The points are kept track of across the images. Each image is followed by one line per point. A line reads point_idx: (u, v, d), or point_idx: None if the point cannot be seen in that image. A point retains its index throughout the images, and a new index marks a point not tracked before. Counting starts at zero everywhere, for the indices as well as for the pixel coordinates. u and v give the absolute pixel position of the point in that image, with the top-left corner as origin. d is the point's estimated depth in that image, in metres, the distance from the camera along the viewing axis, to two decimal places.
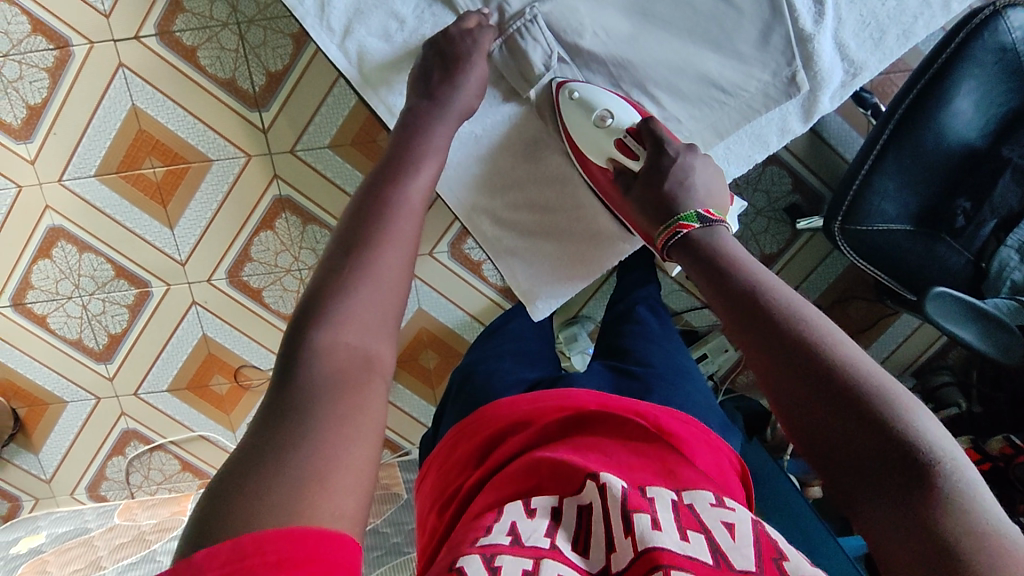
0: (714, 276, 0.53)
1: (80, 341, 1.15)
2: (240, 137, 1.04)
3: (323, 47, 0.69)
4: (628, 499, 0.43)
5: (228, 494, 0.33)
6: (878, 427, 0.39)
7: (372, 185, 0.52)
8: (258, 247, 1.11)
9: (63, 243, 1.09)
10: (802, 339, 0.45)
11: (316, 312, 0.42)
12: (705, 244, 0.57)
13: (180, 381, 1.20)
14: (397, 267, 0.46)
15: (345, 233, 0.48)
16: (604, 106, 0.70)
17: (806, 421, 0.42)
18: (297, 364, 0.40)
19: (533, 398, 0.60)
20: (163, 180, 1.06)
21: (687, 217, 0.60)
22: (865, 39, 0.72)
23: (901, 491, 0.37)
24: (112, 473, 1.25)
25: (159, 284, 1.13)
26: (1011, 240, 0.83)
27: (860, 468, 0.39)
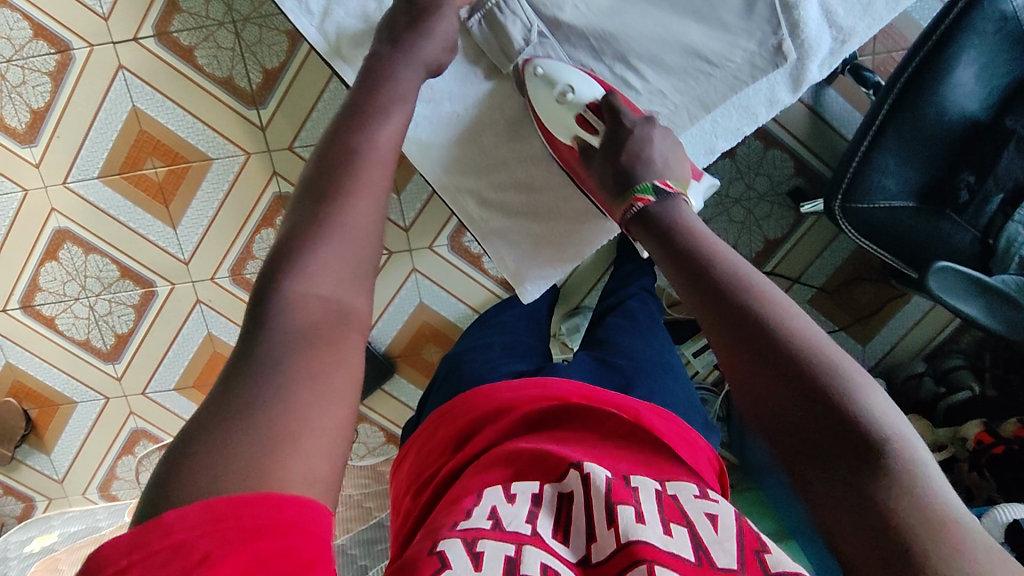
0: (670, 248, 0.53)
1: (88, 342, 1.17)
2: (239, 135, 1.05)
3: (302, 29, 0.70)
4: (612, 492, 0.42)
5: (187, 454, 0.33)
6: (826, 400, 0.38)
7: (332, 140, 0.51)
8: (260, 244, 1.12)
9: (68, 245, 1.10)
10: (754, 311, 0.44)
11: (286, 261, 0.42)
12: (663, 219, 0.56)
13: (186, 379, 1.21)
14: (368, 218, 0.46)
15: (312, 182, 0.47)
16: (565, 80, 0.69)
17: (755, 393, 0.41)
18: (268, 318, 0.40)
19: (516, 385, 0.59)
20: (164, 180, 1.07)
21: (643, 190, 0.60)
22: (853, 5, 0.70)
23: (848, 467, 0.36)
24: (122, 473, 1.27)
25: (163, 283, 1.14)
26: (1018, 215, 0.79)
27: (806, 443, 0.38)
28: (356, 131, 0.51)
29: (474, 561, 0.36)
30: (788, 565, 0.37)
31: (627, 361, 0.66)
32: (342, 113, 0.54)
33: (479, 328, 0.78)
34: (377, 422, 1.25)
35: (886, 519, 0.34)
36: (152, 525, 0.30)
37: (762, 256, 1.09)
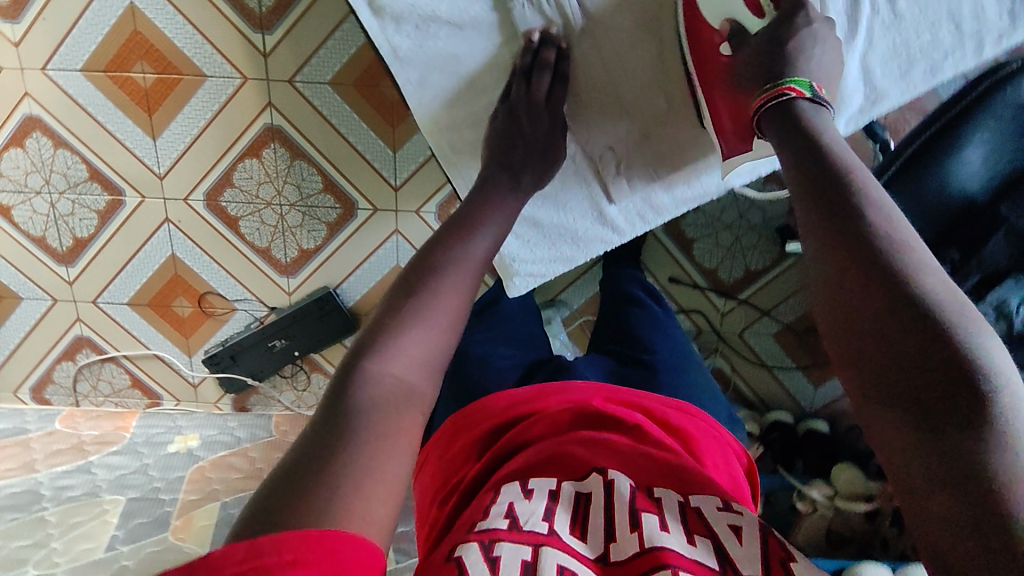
0: (808, 158, 0.49)
1: (43, 239, 1.11)
2: (239, 57, 0.99)
3: None
4: (636, 500, 0.46)
5: (274, 504, 0.37)
6: (931, 334, 0.37)
7: (429, 253, 0.53)
8: (242, 174, 1.08)
9: (38, 134, 1.04)
10: (872, 236, 0.42)
11: (370, 344, 0.45)
12: (804, 132, 0.53)
13: (142, 297, 1.17)
14: (452, 312, 0.49)
15: (408, 276, 0.50)
16: None
17: (856, 320, 0.40)
18: (346, 391, 0.43)
19: (537, 392, 0.60)
20: (152, 88, 1.01)
21: (797, 84, 0.56)
22: (892, 69, 0.71)
23: (947, 418, 0.35)
24: (58, 378, 1.23)
25: (133, 194, 1.09)
26: (992, 297, 0.81)
27: (898, 369, 0.37)
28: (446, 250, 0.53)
29: (491, 566, 0.39)
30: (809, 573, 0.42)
31: (644, 358, 0.69)
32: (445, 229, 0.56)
33: None
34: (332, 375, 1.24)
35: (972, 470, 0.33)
36: (201, 560, 0.33)
37: (739, 284, 1.12)
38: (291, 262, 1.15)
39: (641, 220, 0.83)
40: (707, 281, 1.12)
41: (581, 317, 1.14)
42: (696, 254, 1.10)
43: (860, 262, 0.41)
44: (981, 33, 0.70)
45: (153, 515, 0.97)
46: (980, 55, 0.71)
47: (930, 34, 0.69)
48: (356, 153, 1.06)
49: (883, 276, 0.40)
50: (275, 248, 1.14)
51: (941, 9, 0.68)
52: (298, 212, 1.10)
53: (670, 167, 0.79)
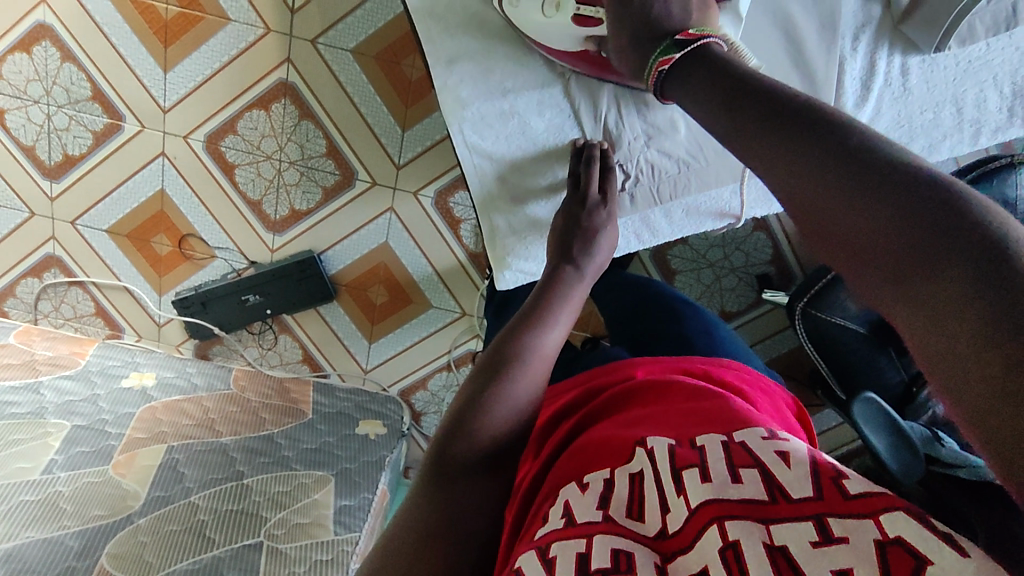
0: (733, 95, 0.45)
1: (32, 150, 1.09)
2: (266, 8, 0.99)
3: None
4: (676, 458, 0.38)
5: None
6: (894, 198, 0.33)
7: (507, 335, 0.53)
8: (247, 123, 1.07)
9: (47, 43, 1.01)
10: (807, 124, 0.39)
11: (459, 431, 0.46)
12: (712, 58, 0.49)
13: (123, 227, 1.15)
14: (530, 397, 0.50)
15: (490, 355, 0.51)
16: None
17: (823, 217, 0.36)
18: (441, 483, 0.44)
19: (584, 381, 0.56)
20: (172, 20, 1.00)
21: (665, 49, 0.53)
22: (893, 140, 0.74)
23: (946, 268, 0.30)
24: (22, 293, 1.20)
25: (134, 122, 1.07)
26: None
27: (885, 251, 0.33)
28: (523, 333, 0.53)
29: (548, 568, 0.32)
30: (868, 484, 0.34)
31: (676, 328, 0.72)
32: (521, 313, 0.56)
33: None
34: (299, 339, 1.23)
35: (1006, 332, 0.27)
36: None
37: None
38: (280, 219, 1.14)
39: (636, 237, 0.85)
40: None
41: None
42: (677, 286, 1.13)
43: (815, 168, 0.37)
44: (980, 122, 0.73)
45: (95, 446, 0.96)
46: (976, 142, 0.74)
47: (931, 113, 0.72)
48: (365, 125, 1.06)
49: (857, 173, 0.35)
50: (266, 203, 1.13)
51: (948, 93, 0.71)
52: (297, 171, 1.10)
53: (675, 193, 0.80)
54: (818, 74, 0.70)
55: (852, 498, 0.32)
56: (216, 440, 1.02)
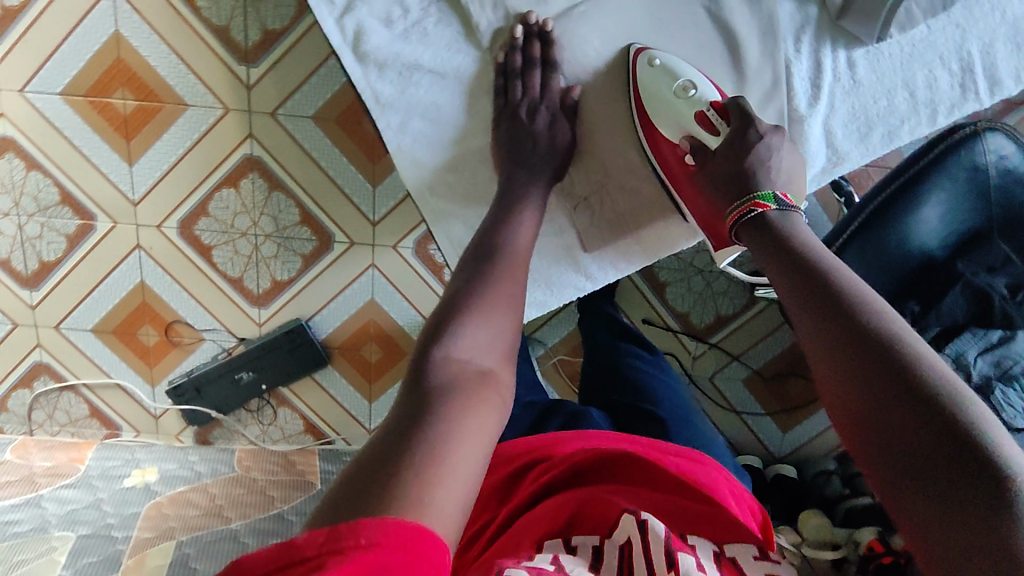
0: (791, 264, 0.57)
1: (8, 262, 1.09)
2: (221, 89, 1.00)
3: (321, 18, 0.73)
4: (670, 538, 0.45)
5: (377, 462, 0.41)
6: (908, 384, 0.44)
7: (477, 248, 0.63)
8: (218, 203, 1.07)
9: (11, 156, 1.02)
10: (846, 308, 0.50)
11: (441, 327, 0.52)
12: (779, 227, 0.61)
13: (107, 324, 1.14)
14: (507, 300, 0.57)
15: (468, 270, 0.60)
16: (688, 76, 0.72)
17: (840, 381, 0.48)
18: (424, 368, 0.49)
19: (557, 441, 0.61)
20: (131, 114, 1.01)
21: (763, 197, 0.63)
22: (852, 132, 0.75)
23: (938, 450, 0.40)
24: (13, 406, 1.18)
25: (105, 219, 1.07)
26: (949, 349, 0.82)
27: (888, 414, 0.43)
28: (490, 249, 0.63)
29: None
30: None
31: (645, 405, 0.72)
32: (472, 257, 0.62)
33: None
34: (299, 409, 1.21)
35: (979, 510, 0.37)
36: (288, 545, 0.33)
37: (710, 328, 1.14)
38: (262, 293, 1.13)
39: (615, 268, 0.83)
40: (679, 325, 1.14)
41: (555, 356, 1.14)
42: (669, 298, 1.12)
43: (849, 347, 0.48)
44: (935, 102, 0.74)
45: (101, 554, 0.92)
46: (934, 122, 0.75)
47: (886, 100, 0.74)
48: (335, 187, 1.07)
49: (882, 361, 0.46)
50: (247, 278, 1.12)
51: (898, 78, 0.74)
52: (273, 243, 1.10)
53: (643, 217, 0.80)
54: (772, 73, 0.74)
55: None
56: (225, 527, 0.98)
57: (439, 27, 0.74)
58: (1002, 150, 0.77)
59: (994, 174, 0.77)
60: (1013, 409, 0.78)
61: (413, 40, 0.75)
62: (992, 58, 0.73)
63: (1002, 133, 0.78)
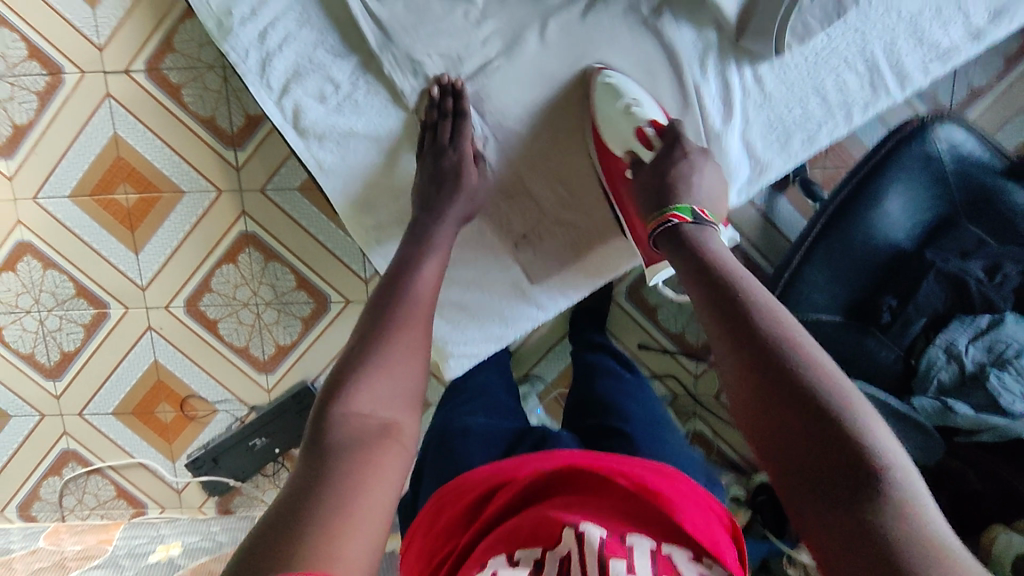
0: (698, 274, 0.58)
1: (32, 356, 1.16)
2: (213, 173, 1.08)
3: (261, 101, 0.80)
4: (604, 546, 0.46)
5: (275, 532, 0.44)
6: (814, 412, 0.44)
7: (384, 292, 0.66)
8: (219, 279, 1.13)
9: (29, 258, 1.11)
10: (752, 321, 0.50)
11: (338, 386, 0.56)
12: (691, 236, 0.63)
13: (126, 405, 1.19)
14: (405, 345, 0.61)
15: (371, 316, 0.63)
16: (633, 95, 0.78)
17: (746, 400, 0.48)
18: (325, 429, 0.53)
19: (520, 461, 0.62)
20: (134, 206, 1.09)
21: (680, 209, 0.66)
22: (772, 142, 0.85)
23: (847, 488, 0.40)
24: (45, 494, 1.23)
25: (117, 306, 1.14)
26: (940, 339, 0.81)
27: (797, 443, 0.43)
28: (396, 289, 0.66)
29: None
30: None
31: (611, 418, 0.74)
32: (375, 302, 0.64)
33: (448, 405, 0.84)
34: None
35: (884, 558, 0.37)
36: None
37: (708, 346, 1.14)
38: (268, 358, 1.17)
39: (562, 296, 0.92)
40: (675, 345, 1.15)
41: (556, 390, 1.16)
42: (661, 319, 1.13)
43: (756, 364, 0.48)
44: (848, 103, 0.83)
45: None
46: (851, 122, 0.84)
47: (799, 108, 0.83)
48: (327, 251, 1.12)
49: (787, 386, 0.45)
50: (253, 346, 1.17)
51: (808, 86, 0.82)
52: (274, 310, 1.15)
53: (579, 254, 0.90)
54: (684, 96, 0.83)
55: None
56: None
57: (368, 95, 0.82)
58: (955, 138, 0.77)
59: (949, 160, 0.77)
60: (1010, 394, 0.75)
61: (346, 111, 0.82)
62: (897, 56, 0.81)
63: (954, 121, 0.77)
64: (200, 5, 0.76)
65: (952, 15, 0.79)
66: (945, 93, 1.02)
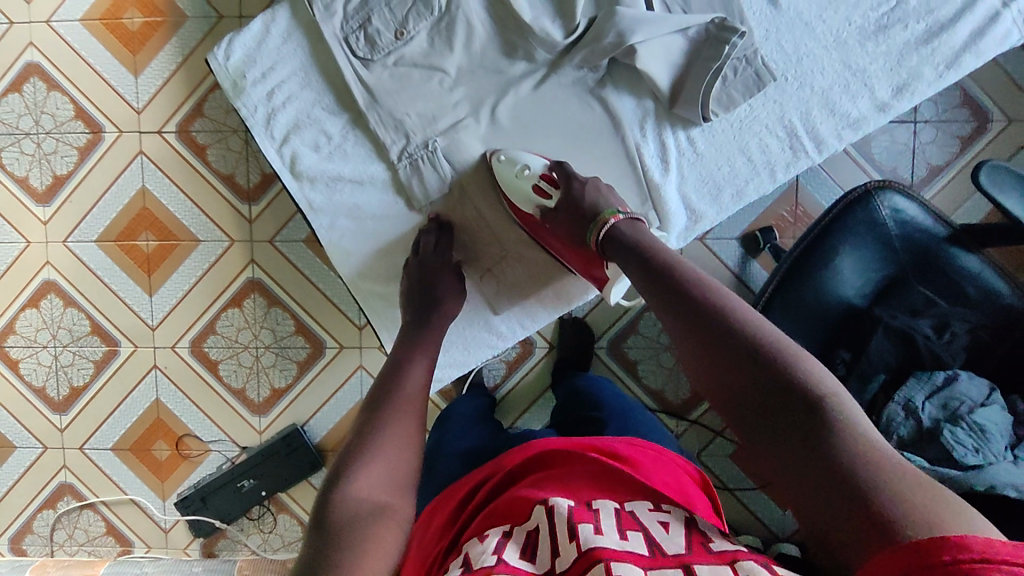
0: (644, 269, 0.68)
1: (43, 389, 1.22)
2: (227, 224, 1.17)
3: (264, 149, 0.92)
4: (573, 514, 0.49)
5: None
6: (762, 370, 0.53)
7: (381, 389, 0.72)
8: (224, 322, 1.21)
9: (52, 296, 1.19)
10: (699, 303, 0.61)
11: (339, 474, 0.59)
12: (630, 236, 0.74)
13: (125, 441, 1.24)
14: (402, 436, 0.65)
15: (369, 413, 0.67)
16: (523, 161, 0.89)
17: (707, 372, 0.57)
18: (327, 511, 0.56)
19: (495, 463, 0.67)
20: (153, 252, 1.19)
21: (612, 212, 0.78)
22: (705, 196, 0.97)
23: (800, 423, 0.49)
24: (38, 527, 1.26)
25: (128, 344, 1.21)
26: (898, 396, 0.85)
27: (757, 399, 0.53)
28: (393, 385, 0.72)
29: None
30: (724, 545, 0.47)
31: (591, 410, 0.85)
32: (370, 403, 0.69)
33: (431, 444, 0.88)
34: (298, 515, 1.25)
35: (839, 471, 0.46)
36: None
37: (688, 404, 1.17)
38: (263, 401, 1.23)
39: (521, 326, 0.99)
40: (656, 402, 1.18)
41: None
42: (642, 375, 1.17)
43: (708, 341, 0.58)
44: (772, 162, 0.96)
45: None
46: (774, 178, 0.96)
47: (728, 166, 0.95)
48: (326, 299, 1.20)
49: (736, 354, 0.55)
50: (250, 388, 1.23)
51: (734, 147, 0.95)
52: (273, 353, 1.21)
53: (541, 286, 0.98)
54: (628, 156, 0.94)
55: (712, 552, 0.45)
56: None
57: (356, 147, 0.93)
58: (897, 205, 0.86)
59: (895, 226, 0.85)
60: (962, 447, 0.79)
61: (335, 159, 0.93)
62: (812, 124, 0.95)
63: (897, 189, 0.86)
64: (220, 68, 0.89)
65: (859, 90, 0.94)
66: (902, 169, 1.10)
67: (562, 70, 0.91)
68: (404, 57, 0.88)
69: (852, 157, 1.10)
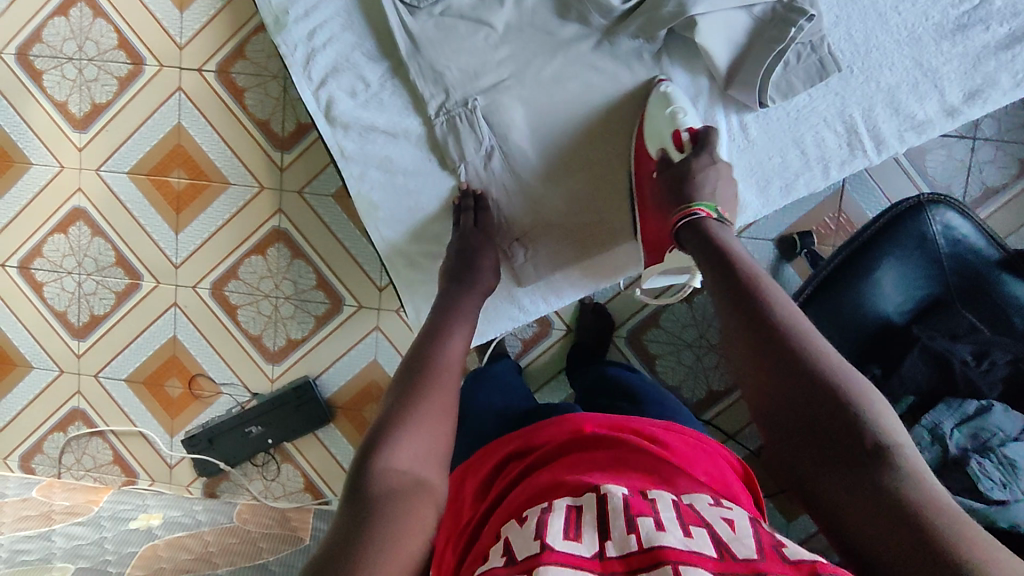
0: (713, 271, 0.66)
1: (64, 314, 1.24)
2: (259, 169, 1.16)
3: (299, 89, 0.90)
4: (631, 506, 0.47)
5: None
6: (823, 395, 0.51)
7: (420, 350, 0.70)
8: (247, 268, 1.20)
9: (80, 223, 1.20)
10: (761, 314, 0.59)
11: (376, 439, 0.58)
12: (704, 235, 0.72)
13: (139, 374, 1.25)
14: (441, 402, 0.63)
15: (406, 376, 0.66)
16: (680, 104, 0.85)
17: (762, 385, 0.55)
18: (364, 480, 0.55)
19: (528, 432, 0.67)
20: (183, 190, 1.18)
21: (705, 206, 0.76)
22: (753, 186, 0.95)
23: (858, 459, 0.48)
24: (48, 449, 1.28)
25: (150, 279, 1.22)
26: (925, 420, 0.81)
27: (814, 423, 0.51)
28: (434, 347, 0.70)
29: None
30: (800, 554, 0.43)
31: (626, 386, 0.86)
32: (407, 366, 0.67)
33: None
34: (300, 466, 1.26)
35: (898, 514, 0.45)
36: None
37: (703, 404, 1.15)
38: (277, 350, 1.23)
39: (544, 300, 1.00)
40: None
41: None
42: (659, 369, 1.14)
43: (768, 356, 0.55)
44: (826, 158, 0.93)
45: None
46: (827, 175, 0.94)
47: (780, 157, 0.93)
48: (350, 256, 1.19)
49: (796, 373, 0.53)
50: (266, 336, 1.23)
51: (788, 138, 0.92)
52: (292, 305, 1.21)
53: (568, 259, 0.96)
54: None
55: (788, 560, 0.42)
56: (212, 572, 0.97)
57: (393, 97, 0.91)
58: (952, 223, 0.83)
59: (944, 243, 0.83)
60: (989, 480, 0.76)
61: (370, 108, 0.91)
62: (874, 121, 0.91)
63: (956, 208, 0.83)
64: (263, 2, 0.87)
65: (928, 91, 0.89)
66: (957, 186, 1.05)
67: (612, 38, 0.87)
68: (451, 8, 0.84)
69: (904, 167, 1.05)
